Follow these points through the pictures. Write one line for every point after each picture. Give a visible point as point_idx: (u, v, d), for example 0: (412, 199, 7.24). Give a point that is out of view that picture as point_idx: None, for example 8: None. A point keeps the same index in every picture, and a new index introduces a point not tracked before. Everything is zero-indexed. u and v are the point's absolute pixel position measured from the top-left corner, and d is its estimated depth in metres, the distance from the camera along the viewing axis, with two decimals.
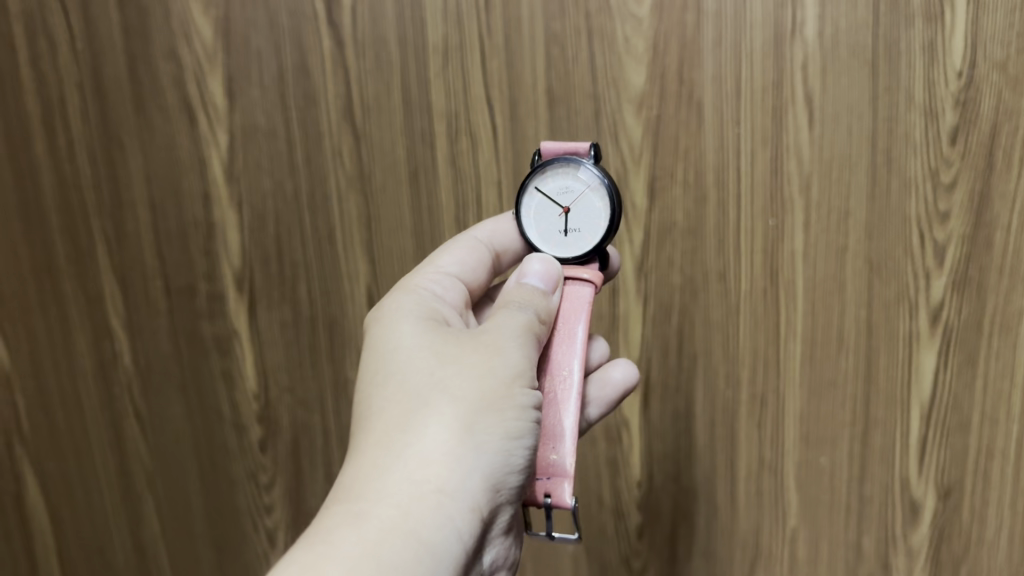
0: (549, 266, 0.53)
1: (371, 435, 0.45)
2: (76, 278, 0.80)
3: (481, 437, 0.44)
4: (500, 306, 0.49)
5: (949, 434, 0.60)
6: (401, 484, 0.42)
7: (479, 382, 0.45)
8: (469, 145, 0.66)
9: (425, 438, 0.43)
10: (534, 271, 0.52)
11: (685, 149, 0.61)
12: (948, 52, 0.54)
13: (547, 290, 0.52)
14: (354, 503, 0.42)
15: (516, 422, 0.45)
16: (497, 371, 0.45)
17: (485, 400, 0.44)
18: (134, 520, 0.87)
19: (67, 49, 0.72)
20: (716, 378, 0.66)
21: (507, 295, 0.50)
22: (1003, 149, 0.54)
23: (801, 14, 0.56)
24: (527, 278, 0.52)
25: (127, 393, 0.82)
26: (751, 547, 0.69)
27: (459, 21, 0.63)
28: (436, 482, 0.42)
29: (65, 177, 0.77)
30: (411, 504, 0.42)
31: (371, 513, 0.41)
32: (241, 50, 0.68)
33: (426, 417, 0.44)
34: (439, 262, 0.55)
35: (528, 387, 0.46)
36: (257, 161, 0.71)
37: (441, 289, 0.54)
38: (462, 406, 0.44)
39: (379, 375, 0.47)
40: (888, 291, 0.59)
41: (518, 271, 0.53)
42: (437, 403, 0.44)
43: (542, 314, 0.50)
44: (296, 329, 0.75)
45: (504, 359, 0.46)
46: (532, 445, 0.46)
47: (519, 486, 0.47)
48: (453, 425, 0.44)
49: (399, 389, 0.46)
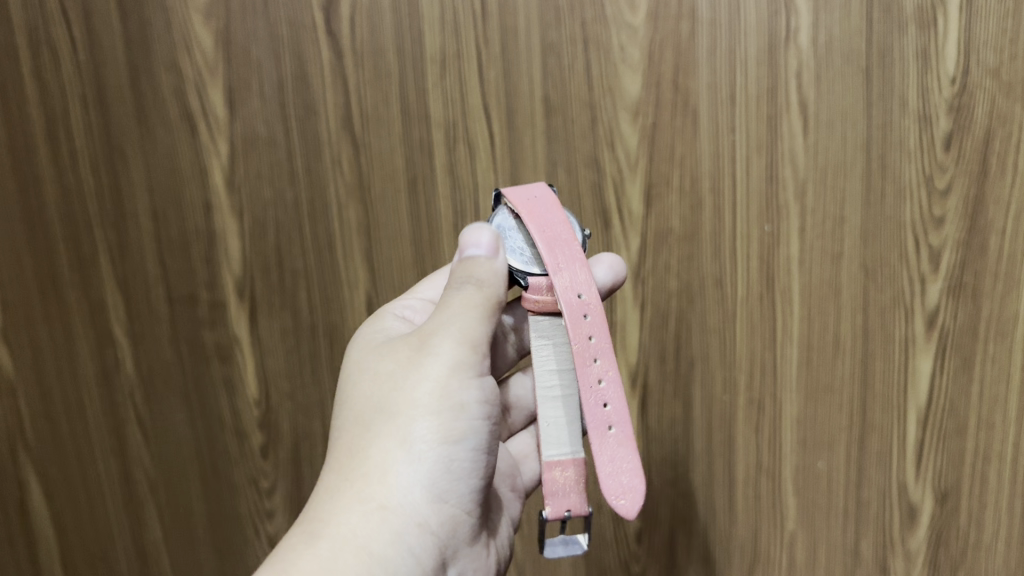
0: (496, 237, 0.49)
1: (329, 462, 0.47)
2: (79, 286, 0.80)
3: (419, 446, 0.45)
4: (446, 292, 0.48)
5: (946, 438, 0.61)
6: (351, 501, 0.44)
7: (413, 396, 0.46)
8: (467, 152, 0.66)
9: (370, 455, 0.46)
10: (475, 244, 0.49)
11: (681, 157, 0.62)
12: (942, 59, 0.54)
13: (491, 258, 0.49)
14: (307, 527, 0.44)
15: (454, 425, 0.46)
16: (429, 377, 0.46)
17: (420, 408, 0.46)
18: (137, 527, 0.88)
19: (70, 60, 0.73)
20: (714, 383, 0.66)
21: (454, 273, 0.48)
22: (997, 154, 0.55)
23: (795, 22, 0.57)
24: (468, 252, 0.49)
25: (130, 400, 0.83)
26: (749, 551, 0.69)
27: (456, 30, 0.63)
28: (378, 497, 0.44)
29: (68, 186, 0.77)
30: (358, 519, 0.44)
31: (323, 532, 0.43)
32: (242, 61, 0.68)
33: (369, 438, 0.46)
34: (417, 291, 0.57)
35: (466, 394, 0.46)
36: (258, 171, 0.71)
37: (411, 312, 0.55)
38: (399, 421, 0.46)
39: (338, 407, 0.50)
40: (883, 297, 0.60)
41: (461, 245, 0.50)
42: (379, 421, 0.46)
43: (482, 279, 0.48)
44: (296, 336, 0.76)
45: (436, 362, 0.46)
46: (479, 449, 0.47)
47: (476, 492, 0.48)
48: (394, 440, 0.46)
49: (349, 416, 0.48)
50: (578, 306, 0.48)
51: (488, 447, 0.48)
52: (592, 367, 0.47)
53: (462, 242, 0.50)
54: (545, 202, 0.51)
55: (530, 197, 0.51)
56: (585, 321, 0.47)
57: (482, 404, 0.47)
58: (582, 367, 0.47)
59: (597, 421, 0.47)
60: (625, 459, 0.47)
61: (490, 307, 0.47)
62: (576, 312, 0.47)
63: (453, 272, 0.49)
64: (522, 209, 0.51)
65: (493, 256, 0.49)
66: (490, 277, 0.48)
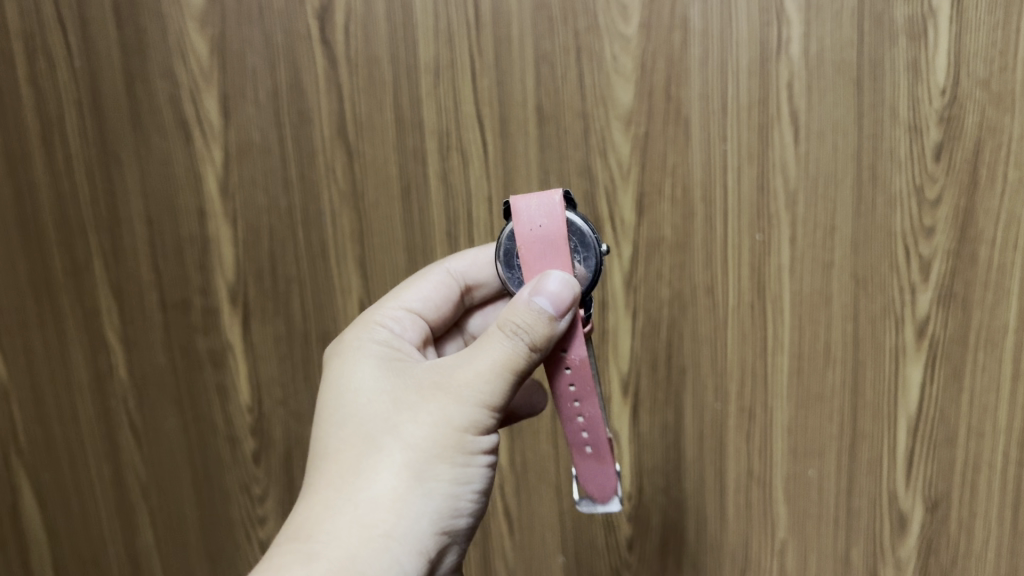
0: (565, 288, 0.46)
1: (326, 477, 0.45)
2: (73, 291, 0.80)
3: (429, 485, 0.44)
4: (495, 330, 0.46)
5: (936, 447, 0.61)
6: (352, 525, 0.42)
7: (434, 430, 0.44)
8: (460, 161, 0.66)
9: (378, 482, 0.44)
10: (544, 293, 0.45)
11: (673, 166, 0.62)
12: (932, 70, 0.55)
13: (556, 315, 0.45)
14: (303, 542, 0.42)
15: (464, 470, 0.45)
16: (450, 417, 0.45)
17: (436, 448, 0.44)
18: (129, 533, 0.88)
19: (65, 66, 0.73)
20: (706, 392, 0.67)
21: (509, 312, 0.45)
22: (987, 165, 0.55)
23: (786, 33, 0.57)
24: (537, 296, 0.45)
25: (123, 405, 0.83)
26: (740, 560, 0.69)
27: (450, 39, 0.64)
28: (384, 527, 0.43)
29: (63, 191, 0.77)
30: (360, 545, 0.42)
31: (322, 553, 0.41)
32: (238, 68, 0.69)
33: (379, 462, 0.44)
34: (402, 299, 0.55)
35: (484, 439, 0.45)
36: (252, 178, 0.72)
37: (401, 328, 0.53)
38: (414, 452, 0.44)
39: (338, 419, 0.47)
40: (874, 306, 0.60)
41: (533, 285, 0.46)
42: (390, 448, 0.44)
43: (537, 342, 0.45)
44: (289, 342, 0.76)
45: (462, 406, 0.45)
46: (482, 491, 0.47)
47: (469, 529, 0.47)
48: (405, 472, 0.44)
49: (354, 433, 0.46)
50: (560, 360, 0.49)
51: (488, 488, 0.47)
52: (574, 405, 0.50)
53: (534, 280, 0.47)
54: (551, 237, 0.49)
55: (539, 228, 0.49)
56: (566, 373, 0.49)
57: (493, 447, 0.46)
58: (563, 404, 0.50)
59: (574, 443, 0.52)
60: (602, 473, 0.52)
61: (533, 364, 0.45)
62: (557, 365, 0.49)
63: (507, 308, 0.46)
64: (526, 244, 0.49)
65: (556, 317, 0.46)
66: (546, 335, 0.45)
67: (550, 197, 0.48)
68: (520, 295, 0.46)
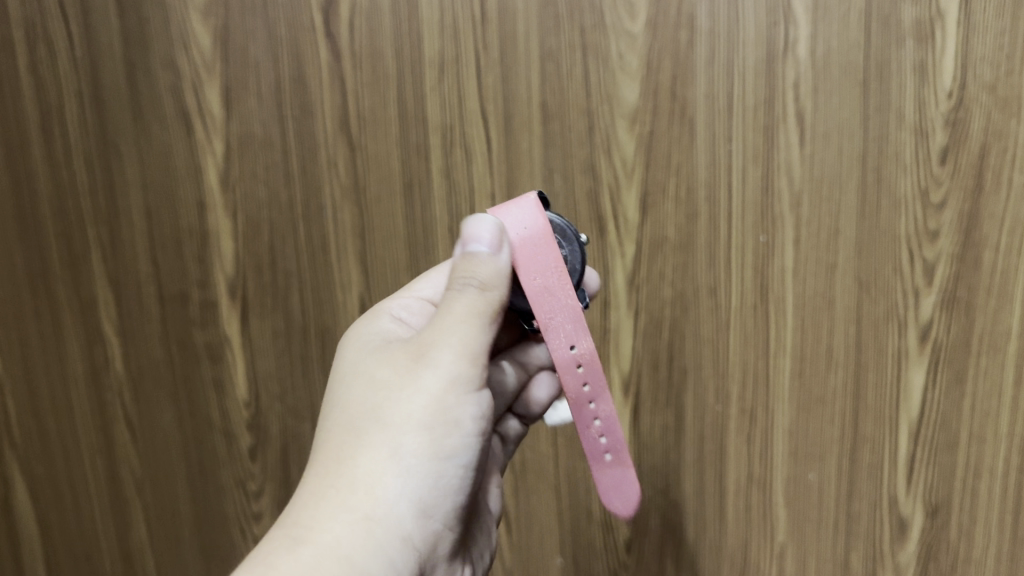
0: (502, 232, 0.47)
1: (313, 463, 0.45)
2: (70, 282, 0.80)
3: (409, 461, 0.43)
4: (447, 290, 0.46)
5: (937, 452, 0.61)
6: (337, 508, 0.42)
7: (410, 404, 0.44)
8: (464, 156, 0.66)
9: (359, 464, 0.43)
10: (480, 238, 0.46)
11: (677, 165, 0.62)
12: (939, 71, 0.54)
13: (497, 254, 0.46)
14: (288, 531, 0.42)
15: (446, 441, 0.44)
16: (426, 385, 0.44)
17: (413, 421, 0.43)
18: (122, 527, 0.87)
19: (66, 56, 0.73)
20: (707, 393, 0.66)
21: (455, 270, 0.46)
22: (992, 169, 0.55)
23: (793, 33, 0.57)
24: (472, 246, 0.46)
25: (118, 398, 0.82)
26: (739, 563, 0.69)
27: (455, 34, 0.63)
28: (365, 508, 0.42)
29: (61, 181, 0.77)
30: (342, 529, 0.42)
31: (304, 538, 0.41)
32: (240, 60, 0.68)
33: (360, 443, 0.44)
34: (415, 287, 0.53)
35: (464, 407, 0.44)
36: (253, 171, 0.71)
37: (408, 314, 0.51)
38: (392, 430, 0.43)
39: (326, 405, 0.47)
40: (877, 308, 0.60)
41: (462, 239, 0.47)
42: (370, 428, 0.44)
43: (488, 283, 0.45)
44: (288, 337, 0.75)
45: (434, 374, 0.44)
46: (470, 462, 0.45)
47: (463, 503, 0.46)
48: (387, 451, 0.43)
49: (339, 416, 0.45)
50: (569, 359, 0.48)
51: (478, 461, 0.46)
52: (589, 407, 0.50)
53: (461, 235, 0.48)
54: (540, 236, 0.48)
55: (520, 229, 0.48)
56: (579, 371, 0.49)
57: (478, 414, 0.45)
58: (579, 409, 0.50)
59: (595, 454, 0.51)
60: (624, 479, 0.51)
61: (494, 308, 0.45)
62: (572, 364, 0.48)
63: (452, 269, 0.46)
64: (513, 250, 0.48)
65: (496, 254, 0.46)
66: (494, 275, 0.46)
67: (528, 201, 0.49)
68: (457, 253, 0.47)
